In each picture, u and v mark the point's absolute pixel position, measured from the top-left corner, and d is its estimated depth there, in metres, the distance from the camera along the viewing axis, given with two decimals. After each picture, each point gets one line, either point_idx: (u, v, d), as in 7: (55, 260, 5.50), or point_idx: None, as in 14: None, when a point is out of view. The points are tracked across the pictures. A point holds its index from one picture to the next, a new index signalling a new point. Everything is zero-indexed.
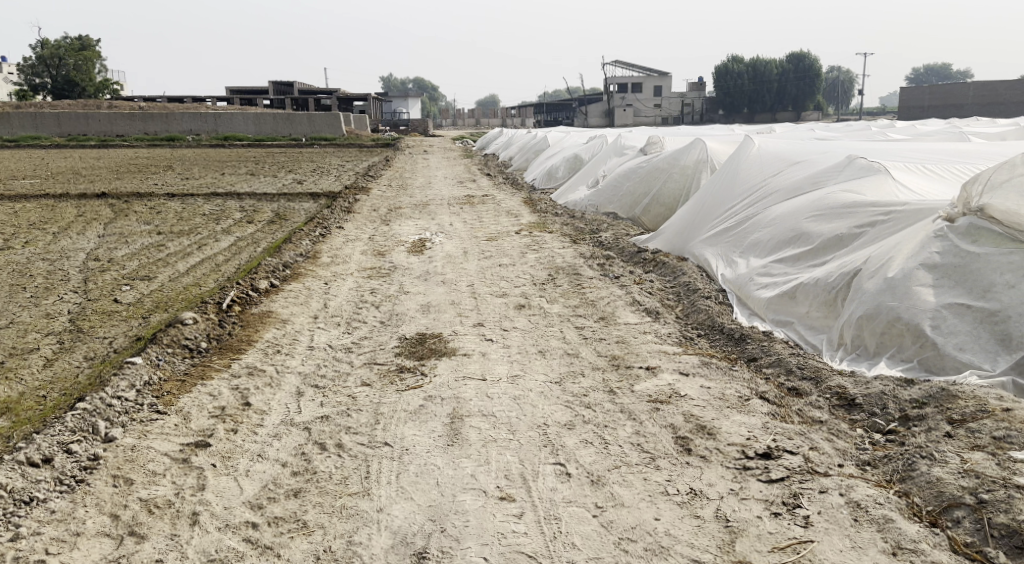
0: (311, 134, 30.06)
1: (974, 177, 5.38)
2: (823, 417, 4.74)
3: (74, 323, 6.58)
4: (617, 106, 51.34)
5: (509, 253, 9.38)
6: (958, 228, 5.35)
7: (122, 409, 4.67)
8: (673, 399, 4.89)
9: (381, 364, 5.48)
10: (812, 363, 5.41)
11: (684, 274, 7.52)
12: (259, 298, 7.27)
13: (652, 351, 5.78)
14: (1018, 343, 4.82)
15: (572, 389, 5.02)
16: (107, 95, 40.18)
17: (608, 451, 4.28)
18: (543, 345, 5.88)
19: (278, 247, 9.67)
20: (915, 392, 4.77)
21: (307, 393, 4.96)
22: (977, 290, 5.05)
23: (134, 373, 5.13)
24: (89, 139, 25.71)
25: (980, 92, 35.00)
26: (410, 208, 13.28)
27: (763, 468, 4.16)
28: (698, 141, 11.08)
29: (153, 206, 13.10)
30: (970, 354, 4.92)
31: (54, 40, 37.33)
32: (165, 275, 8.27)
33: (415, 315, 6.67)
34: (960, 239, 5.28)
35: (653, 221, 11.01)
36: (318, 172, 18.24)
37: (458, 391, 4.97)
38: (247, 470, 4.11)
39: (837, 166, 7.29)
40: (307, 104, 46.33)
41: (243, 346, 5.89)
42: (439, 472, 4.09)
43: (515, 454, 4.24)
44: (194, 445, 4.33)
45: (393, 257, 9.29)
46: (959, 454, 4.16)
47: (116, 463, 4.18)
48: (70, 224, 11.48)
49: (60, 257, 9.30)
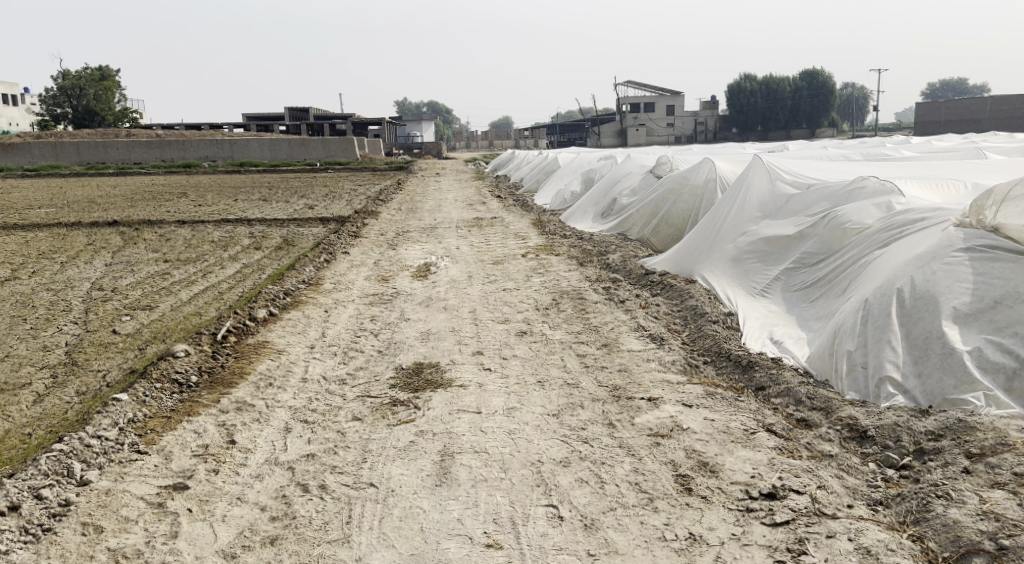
0: (325, 158, 30.02)
1: (986, 192, 5.31)
2: (832, 451, 4.53)
3: (70, 356, 6.46)
4: (632, 125, 51.26)
5: (514, 277, 9.21)
6: (971, 242, 5.20)
7: (100, 449, 4.51)
8: (674, 433, 4.69)
9: (374, 397, 5.29)
10: (822, 393, 5.18)
11: (691, 297, 7.29)
12: (256, 328, 7.11)
13: (655, 380, 5.57)
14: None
15: (569, 423, 4.82)
16: (125, 123, 40.57)
17: (604, 492, 4.07)
18: (543, 375, 5.69)
19: (282, 273, 9.55)
20: (931, 423, 4.53)
21: (295, 429, 4.78)
22: (986, 301, 4.88)
23: (118, 411, 4.98)
24: (108, 167, 25.85)
25: (997, 107, 34.72)
26: (418, 232, 13.15)
27: (767, 510, 3.94)
28: (707, 161, 10.90)
29: (163, 233, 13.03)
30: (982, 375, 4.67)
31: (76, 71, 37.73)
32: (166, 305, 8.14)
33: (414, 344, 6.50)
34: (976, 249, 5.13)
35: (662, 242, 10.82)
36: (330, 197, 18.17)
37: (451, 425, 4.78)
38: (224, 516, 3.94)
39: (848, 189, 7.04)
40: (322, 130, 46.58)
41: (234, 379, 5.74)
42: (425, 516, 3.90)
43: (505, 495, 4.04)
44: (171, 487, 4.17)
45: (397, 283, 9.15)
46: (977, 493, 3.93)
47: (88, 509, 4.02)
48: (79, 252, 11.43)
49: (65, 287, 9.21)
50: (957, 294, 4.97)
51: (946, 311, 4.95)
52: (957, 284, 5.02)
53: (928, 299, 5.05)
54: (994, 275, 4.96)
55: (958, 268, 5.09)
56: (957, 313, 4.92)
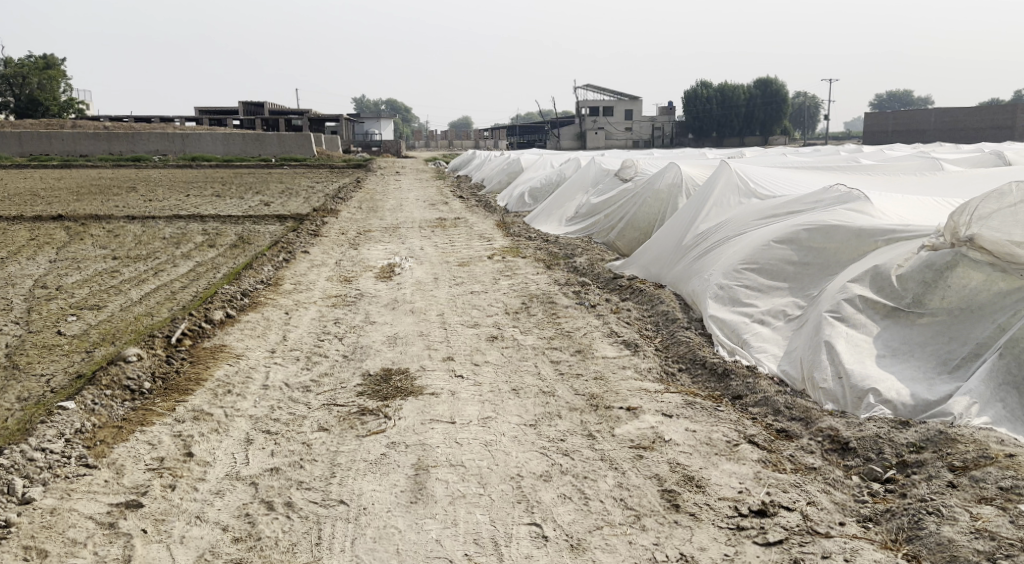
0: (281, 155, 29.42)
1: (959, 206, 5.04)
2: (816, 463, 4.37)
3: (11, 358, 6.07)
4: (589, 128, 51.48)
5: (481, 279, 8.97)
6: (953, 281, 4.98)
7: (44, 463, 4.18)
8: (656, 445, 4.51)
9: (341, 406, 5.02)
10: (801, 402, 5.01)
11: (662, 302, 7.13)
12: (211, 331, 6.78)
13: (632, 389, 5.38)
14: (998, 391, 4.52)
15: (548, 434, 4.62)
16: (72, 115, 39.43)
17: (589, 509, 3.88)
18: (517, 382, 5.47)
19: (238, 273, 9.22)
20: (912, 434, 4.39)
21: (256, 440, 4.50)
22: (971, 343, 4.79)
23: (65, 421, 4.65)
24: (54, 160, 25.03)
25: (942, 118, 35.43)
26: (379, 231, 12.85)
27: (759, 529, 3.79)
28: (672, 164, 10.70)
29: (112, 229, 12.51)
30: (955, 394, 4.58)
31: (19, 60, 36.36)
32: (116, 305, 7.74)
33: (380, 349, 6.23)
34: (958, 300, 4.95)
35: (628, 245, 10.71)
36: (287, 194, 17.72)
37: (424, 436, 4.55)
38: (182, 537, 3.67)
39: (817, 195, 6.94)
40: (277, 126, 45.83)
41: (190, 386, 5.42)
42: (400, 537, 3.67)
43: (485, 513, 3.82)
44: (123, 505, 3.87)
45: (360, 284, 8.86)
46: (968, 509, 3.81)
47: (31, 531, 3.71)
48: (22, 248, 10.93)
49: (7, 284, 8.75)
50: (946, 337, 4.91)
51: (938, 355, 4.86)
52: (940, 338, 4.92)
53: (912, 339, 4.99)
54: (980, 320, 4.83)
55: (941, 330, 4.95)
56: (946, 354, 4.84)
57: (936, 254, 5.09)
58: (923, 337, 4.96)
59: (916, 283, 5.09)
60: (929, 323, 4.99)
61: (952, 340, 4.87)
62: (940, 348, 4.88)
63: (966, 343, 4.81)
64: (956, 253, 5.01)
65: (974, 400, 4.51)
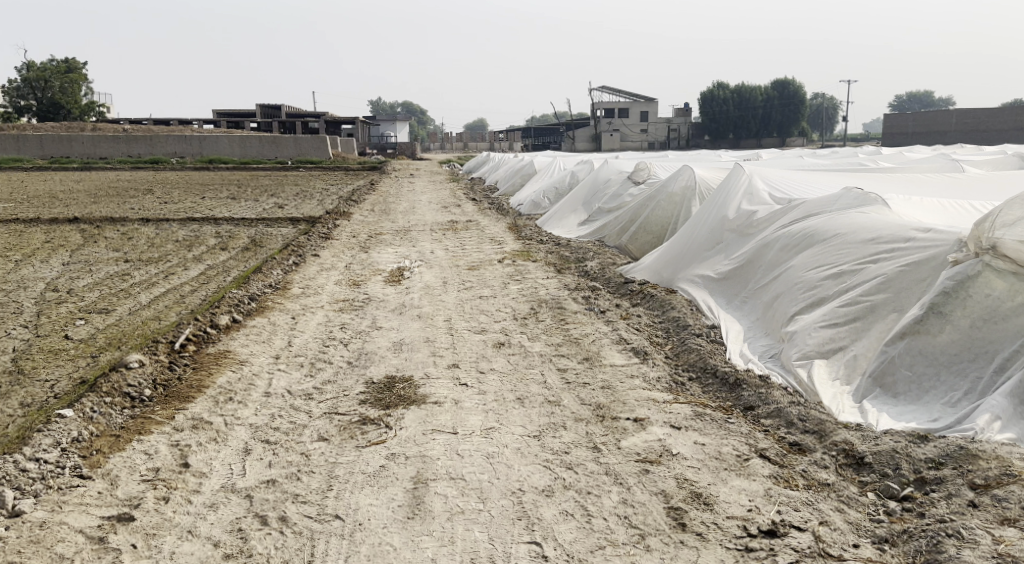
0: (297, 157, 29.46)
1: (983, 215, 4.90)
2: (829, 479, 4.24)
3: (16, 362, 6.02)
4: (605, 130, 51.27)
5: (490, 284, 8.87)
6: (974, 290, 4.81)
7: (37, 475, 4.12)
8: (663, 459, 4.39)
9: (342, 415, 4.93)
10: (815, 414, 4.87)
11: (673, 308, 7.00)
12: (217, 336, 6.72)
13: (640, 399, 5.26)
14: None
15: (552, 445, 4.51)
16: (93, 117, 39.73)
17: (591, 527, 3.77)
18: (522, 391, 5.36)
19: (247, 276, 9.17)
20: (930, 450, 4.26)
21: (255, 450, 4.42)
22: (995, 358, 4.64)
23: (61, 429, 4.59)
24: (72, 161, 25.16)
25: (963, 119, 35.02)
26: (391, 234, 12.79)
27: (768, 550, 3.67)
28: (686, 167, 10.62)
29: (126, 232, 12.51)
30: (979, 412, 4.43)
31: (41, 63, 36.71)
32: (124, 309, 7.70)
33: (385, 355, 6.14)
34: (982, 310, 4.78)
35: (640, 248, 10.49)
36: (301, 196, 17.69)
37: (425, 448, 4.45)
38: (173, 553, 3.59)
39: (836, 199, 6.74)
40: (294, 129, 45.94)
41: (191, 393, 5.35)
42: (396, 555, 3.58)
43: (484, 530, 3.73)
44: (114, 519, 3.80)
45: (369, 288, 8.78)
46: (987, 531, 3.67)
47: (18, 546, 3.64)
48: (35, 250, 10.93)
49: (18, 287, 8.73)
50: (971, 354, 4.74)
51: (964, 374, 4.70)
52: (964, 354, 4.75)
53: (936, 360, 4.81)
54: (1006, 334, 4.67)
55: (965, 344, 4.77)
56: (972, 370, 4.68)
57: (960, 266, 4.92)
58: (948, 356, 4.79)
59: (936, 293, 4.90)
60: (954, 337, 4.81)
61: (977, 354, 4.72)
62: (966, 367, 4.71)
63: (992, 360, 4.65)
64: (979, 262, 4.86)
65: (998, 416, 4.37)
